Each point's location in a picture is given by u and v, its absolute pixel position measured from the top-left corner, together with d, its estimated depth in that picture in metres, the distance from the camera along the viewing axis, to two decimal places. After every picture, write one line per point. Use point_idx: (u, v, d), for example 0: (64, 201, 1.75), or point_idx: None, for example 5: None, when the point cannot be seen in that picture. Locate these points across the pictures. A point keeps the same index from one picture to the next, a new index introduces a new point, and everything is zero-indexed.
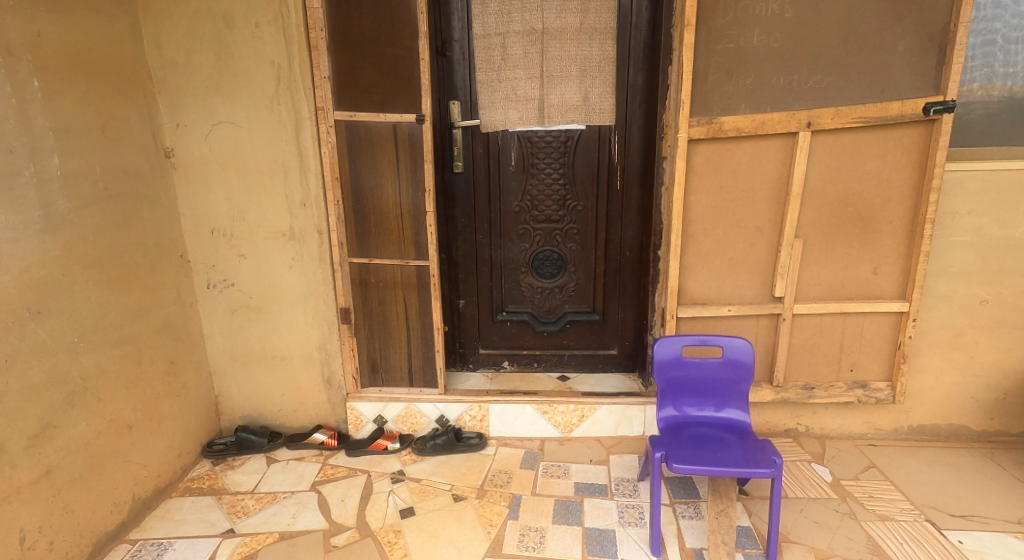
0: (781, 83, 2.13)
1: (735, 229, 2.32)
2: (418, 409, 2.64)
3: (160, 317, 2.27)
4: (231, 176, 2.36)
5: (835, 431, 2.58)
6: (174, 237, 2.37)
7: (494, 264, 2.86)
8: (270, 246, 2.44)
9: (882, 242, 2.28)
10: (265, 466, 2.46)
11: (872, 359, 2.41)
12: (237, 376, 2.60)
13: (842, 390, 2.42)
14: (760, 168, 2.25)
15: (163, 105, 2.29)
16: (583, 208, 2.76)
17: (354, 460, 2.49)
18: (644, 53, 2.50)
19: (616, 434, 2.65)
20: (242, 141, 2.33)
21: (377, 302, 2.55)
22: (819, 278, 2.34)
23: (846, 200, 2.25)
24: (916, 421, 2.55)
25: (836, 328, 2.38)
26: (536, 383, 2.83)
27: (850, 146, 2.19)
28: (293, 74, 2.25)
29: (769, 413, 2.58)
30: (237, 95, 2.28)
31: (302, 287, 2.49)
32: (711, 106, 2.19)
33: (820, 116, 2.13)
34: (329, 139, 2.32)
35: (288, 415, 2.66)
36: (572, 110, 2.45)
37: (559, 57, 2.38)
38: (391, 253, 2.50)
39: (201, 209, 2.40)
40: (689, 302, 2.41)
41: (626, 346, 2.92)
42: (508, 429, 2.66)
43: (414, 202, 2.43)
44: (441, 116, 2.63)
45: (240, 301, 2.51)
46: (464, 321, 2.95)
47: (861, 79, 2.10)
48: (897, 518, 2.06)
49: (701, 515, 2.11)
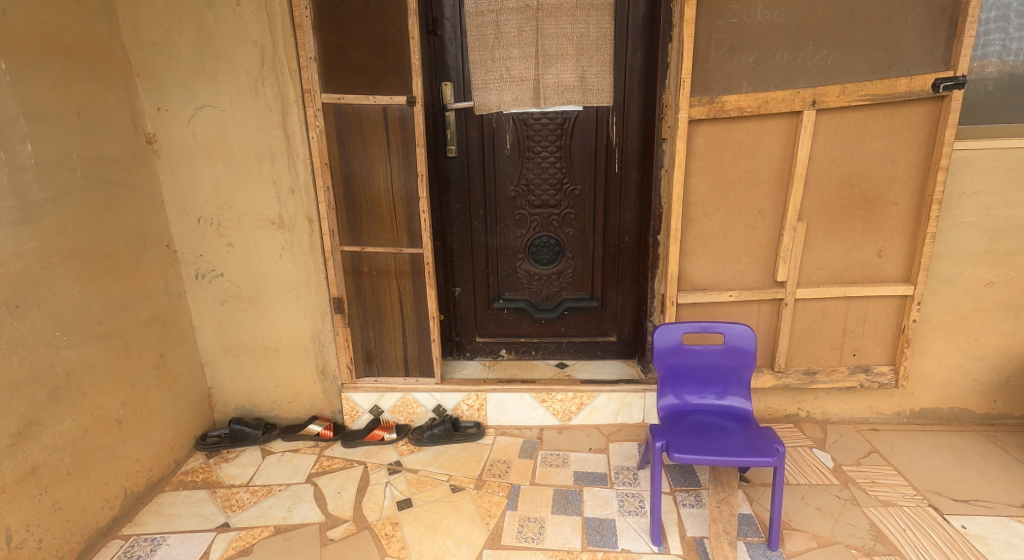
0: (785, 59, 2.06)
1: (737, 213, 2.27)
2: (415, 399, 2.61)
3: (148, 309, 2.22)
4: (216, 162, 2.28)
5: (836, 416, 2.55)
6: (159, 226, 2.29)
7: (490, 251, 2.80)
8: (259, 235, 2.37)
9: (888, 224, 2.22)
10: (259, 458, 2.42)
11: (875, 343, 2.37)
12: (229, 368, 2.56)
13: (844, 375, 2.39)
14: (762, 149, 2.18)
15: (143, 88, 2.20)
16: (580, 192, 2.69)
17: (351, 451, 2.47)
18: (643, 30, 2.41)
19: (615, 422, 2.62)
20: (227, 125, 2.24)
21: (371, 291, 2.49)
22: (823, 262, 2.28)
23: (851, 181, 2.18)
24: (919, 405, 2.52)
25: (839, 313, 2.34)
26: (534, 372, 2.79)
27: (856, 125, 2.12)
28: (277, 55, 2.16)
29: (770, 398, 2.55)
30: (220, 77, 2.19)
31: (295, 277, 2.43)
32: (712, 86, 2.11)
33: (826, 94, 2.06)
34: (317, 123, 2.23)
35: (283, 406, 2.62)
36: (569, 91, 2.35)
37: (556, 35, 2.29)
38: (384, 241, 2.43)
39: (187, 197, 2.32)
40: (689, 287, 2.36)
41: (625, 332, 2.88)
42: (506, 418, 2.63)
43: (406, 188, 2.36)
44: (433, 99, 2.55)
45: (229, 291, 2.45)
46: (461, 309, 2.90)
47: (868, 55, 2.02)
48: (900, 504, 2.04)
49: (701, 503, 2.09)
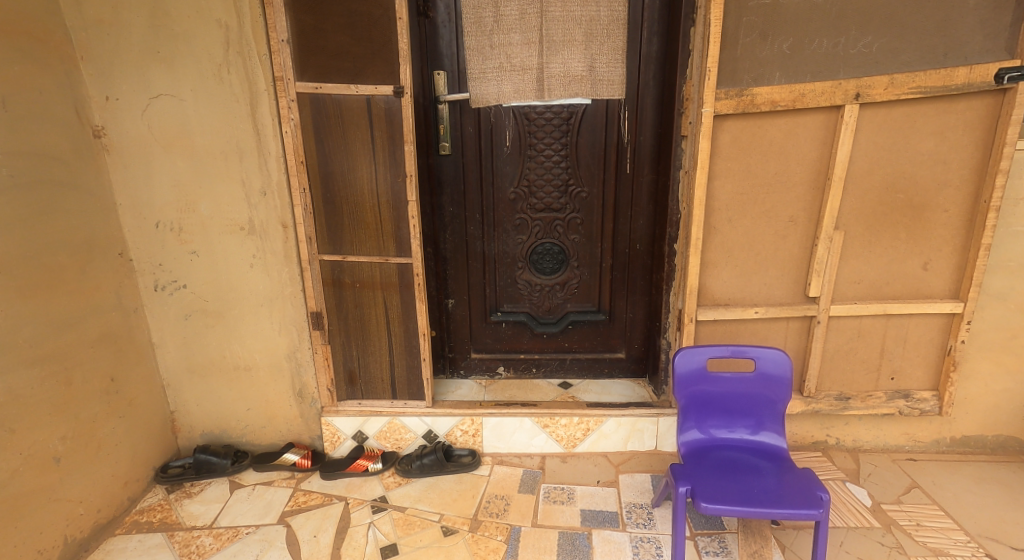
0: (825, 47, 1.81)
1: (766, 219, 2.01)
2: (403, 424, 2.35)
3: (96, 327, 1.94)
4: (176, 159, 2.00)
5: (869, 444, 2.31)
6: (110, 232, 2.01)
7: (487, 259, 2.54)
8: (226, 241, 2.10)
9: (937, 233, 1.97)
10: (226, 493, 2.16)
11: (916, 366, 2.13)
12: (195, 390, 2.28)
13: (881, 401, 2.15)
14: (796, 148, 1.93)
15: (89, 73, 1.91)
16: (587, 195, 2.43)
17: (331, 484, 2.21)
18: (659, 13, 2.15)
19: (625, 449, 2.37)
20: (188, 116, 1.96)
21: (354, 305, 2.22)
22: (861, 275, 2.04)
23: (896, 185, 1.93)
24: (960, 432, 2.28)
25: (877, 332, 2.09)
26: (535, 393, 2.54)
27: (903, 122, 1.87)
28: (243, 37, 1.89)
29: (797, 424, 2.30)
30: (179, 62, 1.91)
31: (268, 289, 2.16)
32: (741, 76, 1.86)
33: (871, 86, 1.81)
34: (291, 116, 1.96)
35: (255, 432, 2.35)
36: (577, 82, 2.09)
37: (562, 18, 2.03)
38: (368, 249, 2.16)
39: (142, 198, 2.04)
40: (710, 303, 2.11)
41: (634, 348, 2.63)
42: (504, 445, 2.37)
43: (393, 190, 2.09)
44: (424, 89, 2.27)
45: (194, 305, 2.17)
46: (455, 322, 2.63)
47: (921, 42, 1.77)
48: (952, 553, 1.79)
49: (727, 550, 1.84)
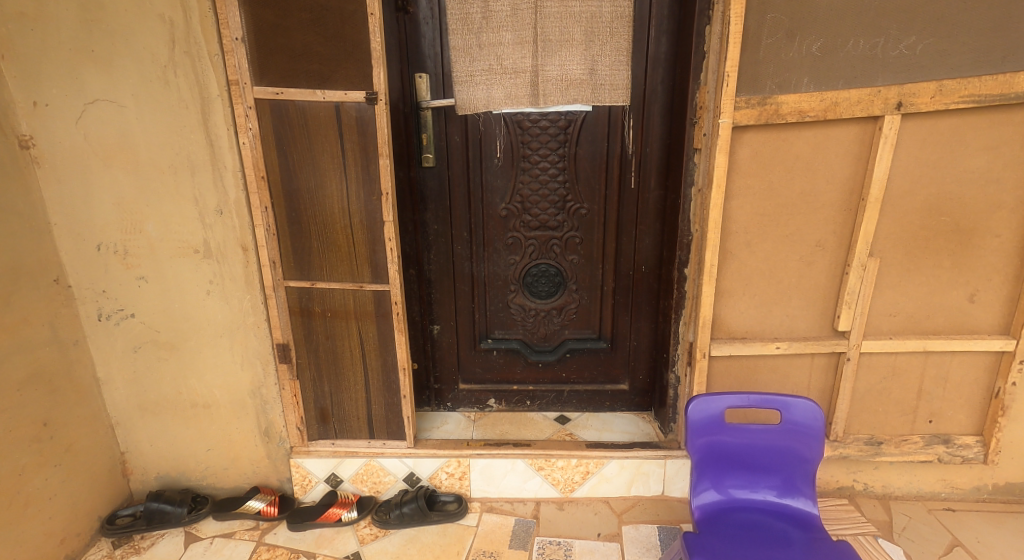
0: (862, 48, 1.56)
1: (790, 244, 1.77)
2: (381, 466, 2.10)
3: (23, 367, 1.71)
4: (118, 173, 1.75)
5: (900, 490, 2.07)
6: (42, 256, 1.76)
7: (476, 281, 2.29)
8: (177, 265, 1.85)
9: (986, 261, 1.73)
10: (180, 548, 1.91)
11: (958, 408, 1.89)
12: (147, 429, 2.04)
13: (918, 447, 1.90)
14: (826, 164, 1.69)
15: (12, 75, 1.66)
16: (587, 211, 2.18)
17: (299, 537, 1.96)
18: (669, 10, 1.90)
19: (629, 495, 2.13)
20: (130, 125, 1.71)
21: (325, 336, 1.98)
22: (898, 307, 1.80)
23: (941, 206, 1.69)
24: (1004, 479, 2.03)
25: (914, 370, 1.85)
26: (529, 429, 2.30)
27: (949, 135, 1.63)
28: (191, 35, 1.64)
29: (821, 468, 2.06)
30: (117, 63, 1.66)
31: (227, 318, 1.92)
32: (764, 82, 1.62)
33: (915, 93, 1.57)
34: (248, 124, 1.72)
35: (216, 474, 2.11)
36: (576, 86, 1.84)
37: (558, 15, 1.78)
38: (339, 274, 1.91)
39: (80, 218, 1.79)
40: (725, 336, 1.87)
41: (639, 379, 2.39)
42: (494, 489, 2.13)
43: (367, 209, 1.84)
44: (404, 94, 2.03)
45: (144, 336, 1.93)
46: (441, 350, 2.39)
47: (973, 43, 1.53)
48: None
49: None
